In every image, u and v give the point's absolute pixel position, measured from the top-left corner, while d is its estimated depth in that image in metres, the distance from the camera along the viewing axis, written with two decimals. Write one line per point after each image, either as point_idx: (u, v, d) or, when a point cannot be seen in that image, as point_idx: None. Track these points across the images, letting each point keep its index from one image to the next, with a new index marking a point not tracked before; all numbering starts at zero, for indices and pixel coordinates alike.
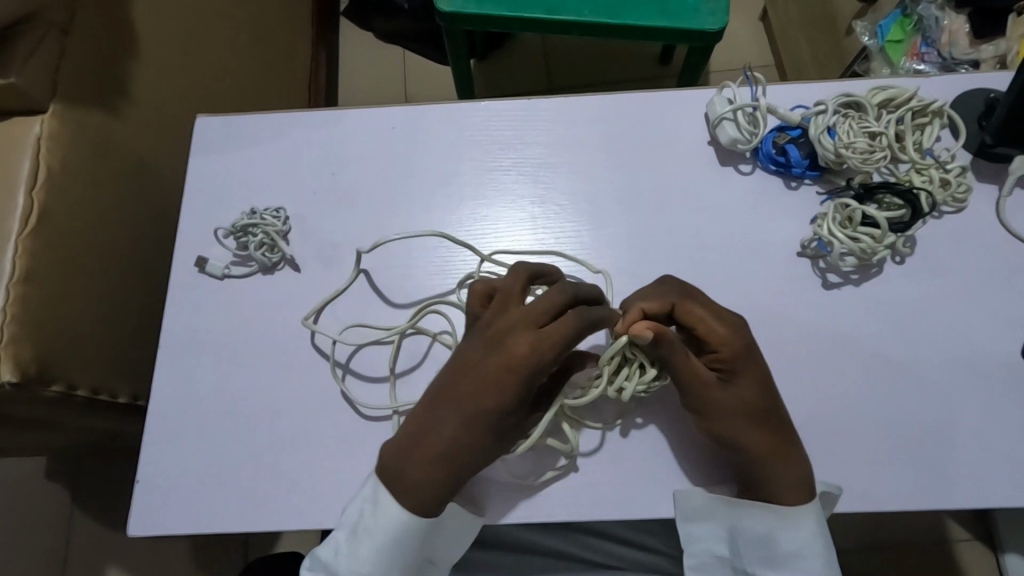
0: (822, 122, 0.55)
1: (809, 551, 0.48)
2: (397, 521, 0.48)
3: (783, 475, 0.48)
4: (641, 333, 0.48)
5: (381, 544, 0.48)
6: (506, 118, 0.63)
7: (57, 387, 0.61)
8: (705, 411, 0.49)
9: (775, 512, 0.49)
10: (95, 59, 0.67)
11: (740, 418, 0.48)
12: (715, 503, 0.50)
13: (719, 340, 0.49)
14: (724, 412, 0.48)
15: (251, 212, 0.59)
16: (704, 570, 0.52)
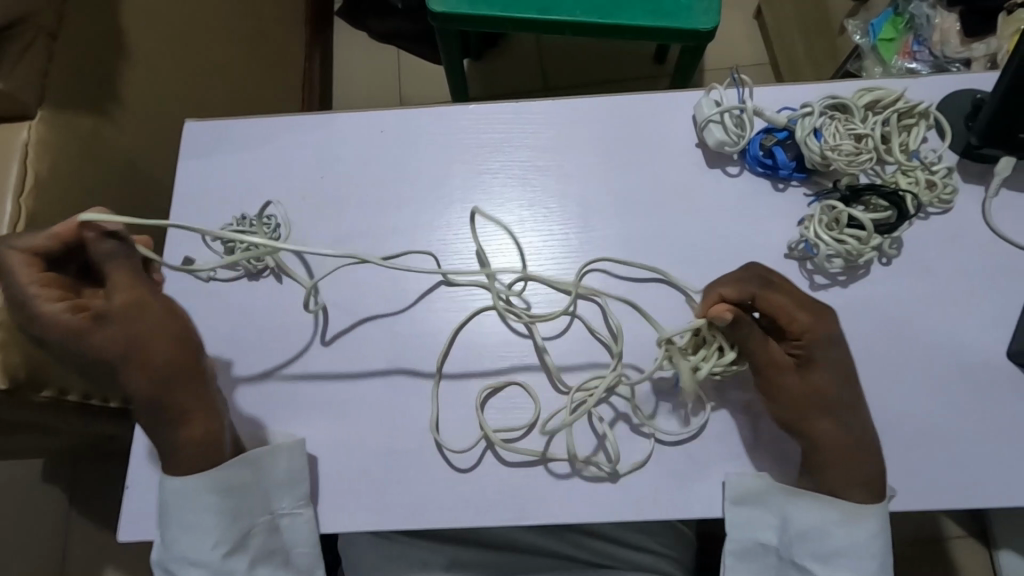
0: (808, 123, 0.56)
1: (855, 548, 0.49)
2: (174, 494, 0.51)
3: (852, 465, 0.49)
4: (721, 314, 0.49)
5: (181, 520, 0.51)
6: (493, 121, 0.63)
7: (49, 392, 0.61)
8: (785, 398, 0.50)
9: (836, 505, 0.50)
10: (83, 63, 0.67)
11: (816, 404, 0.49)
12: (772, 491, 0.51)
13: (800, 325, 0.49)
14: (804, 397, 0.49)
15: (242, 218, 0.59)
16: (746, 557, 0.52)
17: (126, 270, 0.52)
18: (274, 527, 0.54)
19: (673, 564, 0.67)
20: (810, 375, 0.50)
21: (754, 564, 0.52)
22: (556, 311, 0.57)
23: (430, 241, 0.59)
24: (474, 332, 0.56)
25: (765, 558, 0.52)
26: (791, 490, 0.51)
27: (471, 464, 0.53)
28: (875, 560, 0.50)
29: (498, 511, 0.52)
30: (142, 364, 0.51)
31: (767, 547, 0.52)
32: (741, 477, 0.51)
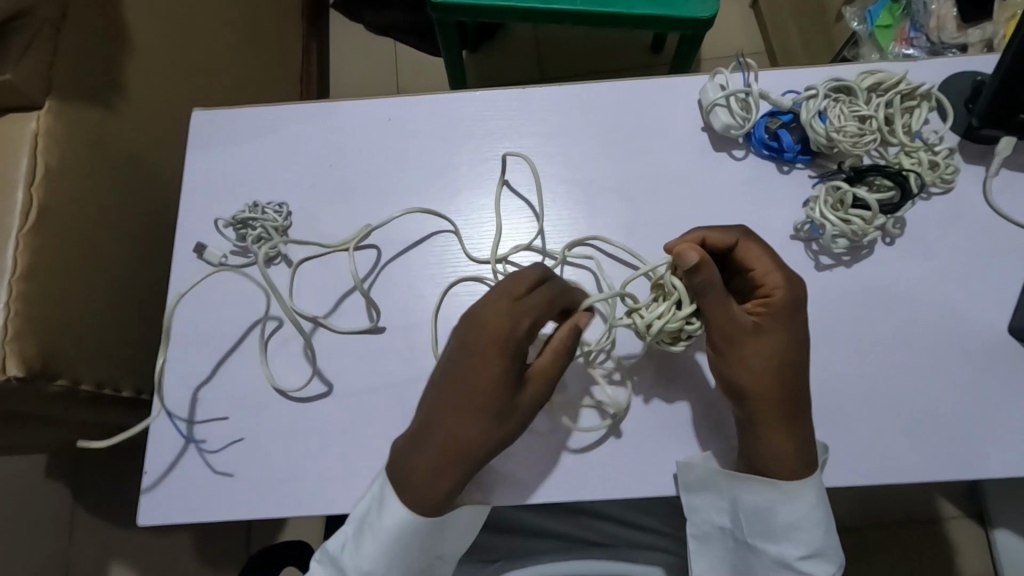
0: (812, 106, 0.56)
1: (806, 523, 0.49)
2: (397, 529, 0.48)
3: (782, 447, 0.48)
4: (683, 253, 0.47)
5: (382, 547, 0.48)
6: (501, 108, 0.63)
7: (62, 382, 0.61)
8: (734, 357, 0.49)
9: (772, 487, 0.49)
10: (87, 53, 0.66)
11: (760, 365, 0.48)
12: (716, 477, 0.51)
13: (767, 283, 0.50)
14: (749, 362, 0.49)
15: (253, 206, 0.60)
16: (704, 540, 0.53)
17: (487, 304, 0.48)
18: (428, 567, 0.52)
19: None
20: (762, 339, 0.49)
21: (713, 548, 0.53)
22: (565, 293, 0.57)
23: (440, 227, 0.60)
24: None
25: (722, 541, 0.53)
26: (730, 475, 0.50)
27: None
28: (827, 531, 0.50)
29: (515, 492, 0.52)
30: (459, 419, 0.47)
31: (724, 529, 0.53)
32: (689, 460, 0.51)
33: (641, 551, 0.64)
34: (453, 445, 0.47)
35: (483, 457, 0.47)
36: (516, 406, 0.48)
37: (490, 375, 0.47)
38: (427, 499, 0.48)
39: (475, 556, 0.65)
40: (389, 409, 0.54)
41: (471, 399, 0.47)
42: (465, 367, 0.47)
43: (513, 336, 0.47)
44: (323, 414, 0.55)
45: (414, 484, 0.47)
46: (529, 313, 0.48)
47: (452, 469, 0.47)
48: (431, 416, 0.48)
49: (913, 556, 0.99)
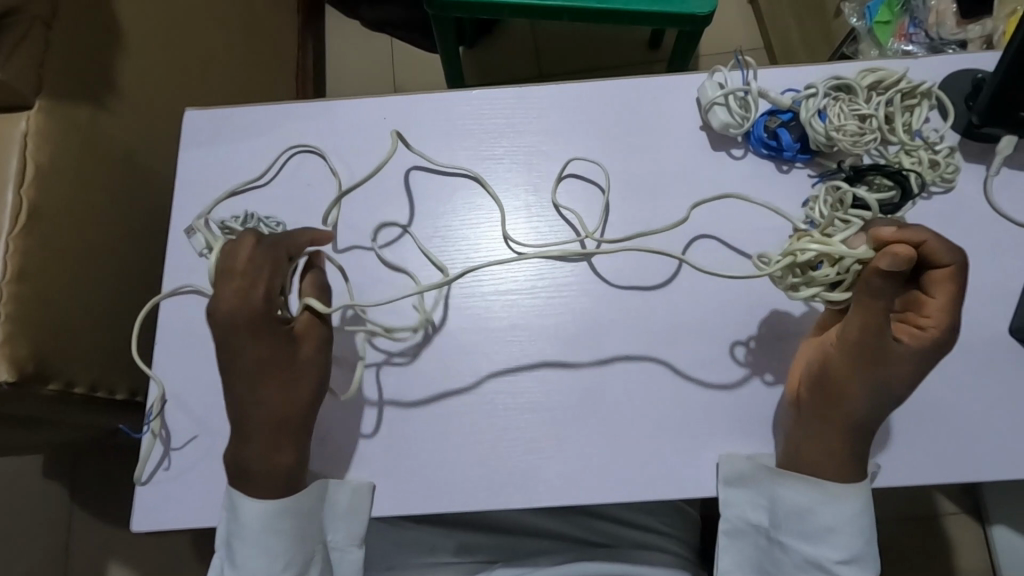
0: (812, 105, 0.56)
1: (846, 525, 0.49)
2: (252, 520, 0.49)
3: (834, 449, 0.49)
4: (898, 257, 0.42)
5: (253, 544, 0.50)
6: (497, 106, 0.62)
7: (55, 385, 0.60)
8: (860, 365, 0.46)
9: (821, 488, 0.49)
10: (78, 51, 0.65)
11: (868, 380, 0.46)
12: (761, 470, 0.51)
13: (932, 313, 0.45)
14: (881, 377, 0.46)
15: (247, 216, 0.58)
16: (736, 536, 0.53)
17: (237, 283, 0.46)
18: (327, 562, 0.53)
19: (678, 544, 0.68)
20: (892, 364, 0.46)
21: (744, 545, 0.53)
22: (563, 295, 0.57)
23: (437, 228, 0.59)
24: (482, 317, 0.56)
25: (755, 538, 0.52)
26: (774, 471, 0.51)
27: (483, 451, 0.53)
28: (868, 538, 0.50)
29: (513, 494, 0.52)
30: (254, 394, 0.48)
31: (756, 527, 0.52)
32: (733, 453, 0.52)
33: (638, 551, 0.64)
34: (268, 414, 0.48)
35: (292, 423, 0.49)
36: (302, 362, 0.49)
37: (262, 348, 0.47)
38: (272, 485, 0.50)
39: (472, 558, 0.65)
40: (386, 412, 0.54)
41: (247, 373, 0.48)
42: (228, 352, 0.47)
43: (255, 307, 0.46)
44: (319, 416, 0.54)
45: (250, 464, 0.49)
46: (262, 279, 0.46)
47: (281, 432, 0.49)
48: (230, 400, 0.49)
49: (910, 553, 0.99)
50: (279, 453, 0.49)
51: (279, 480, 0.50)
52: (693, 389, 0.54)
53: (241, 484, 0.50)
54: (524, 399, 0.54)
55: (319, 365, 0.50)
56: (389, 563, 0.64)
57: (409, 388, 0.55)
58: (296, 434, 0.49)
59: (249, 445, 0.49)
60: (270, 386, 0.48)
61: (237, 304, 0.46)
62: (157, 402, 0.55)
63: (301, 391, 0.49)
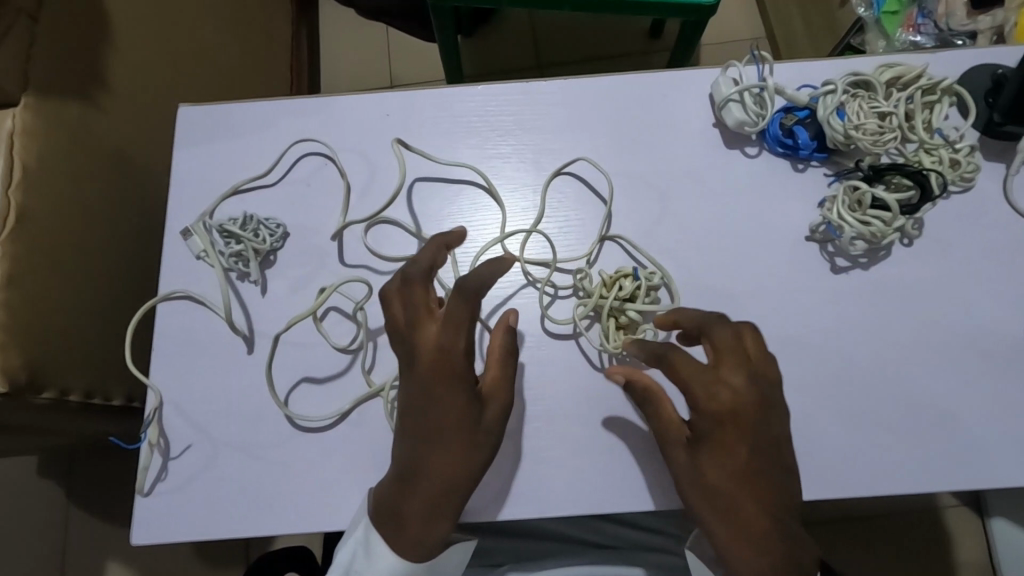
0: (831, 101, 0.54)
1: None
2: None
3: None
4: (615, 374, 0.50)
5: None
6: (503, 102, 0.60)
7: (49, 393, 0.59)
8: (685, 491, 0.45)
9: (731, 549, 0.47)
10: (65, 46, 0.63)
11: (698, 486, 0.45)
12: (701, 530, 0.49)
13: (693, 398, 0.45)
14: (707, 488, 0.44)
15: (245, 218, 0.56)
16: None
17: (404, 316, 0.46)
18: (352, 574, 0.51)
19: None
20: (687, 457, 0.45)
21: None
22: (573, 299, 0.55)
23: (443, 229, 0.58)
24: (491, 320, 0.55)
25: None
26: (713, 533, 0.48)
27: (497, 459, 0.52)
28: None
29: (523, 503, 0.51)
30: (431, 455, 0.45)
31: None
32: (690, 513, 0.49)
33: (647, 555, 0.63)
34: (449, 478, 0.45)
35: (459, 492, 0.46)
36: (483, 431, 0.46)
37: (451, 405, 0.45)
38: (424, 546, 0.47)
39: (478, 563, 0.64)
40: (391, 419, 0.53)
41: (427, 432, 0.45)
42: (424, 397, 0.46)
43: (454, 360, 0.45)
44: (326, 429, 0.53)
45: (405, 520, 0.46)
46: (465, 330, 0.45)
47: (454, 497, 0.45)
48: (403, 456, 0.46)
49: (912, 547, 0.99)
50: (415, 519, 0.46)
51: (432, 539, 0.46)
52: (630, 432, 0.52)
53: (385, 535, 0.47)
54: (533, 409, 0.53)
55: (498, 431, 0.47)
56: None
57: None
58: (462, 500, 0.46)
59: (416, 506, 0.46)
60: (435, 449, 0.45)
61: (443, 347, 0.45)
62: (155, 409, 0.53)
63: (472, 458, 0.46)
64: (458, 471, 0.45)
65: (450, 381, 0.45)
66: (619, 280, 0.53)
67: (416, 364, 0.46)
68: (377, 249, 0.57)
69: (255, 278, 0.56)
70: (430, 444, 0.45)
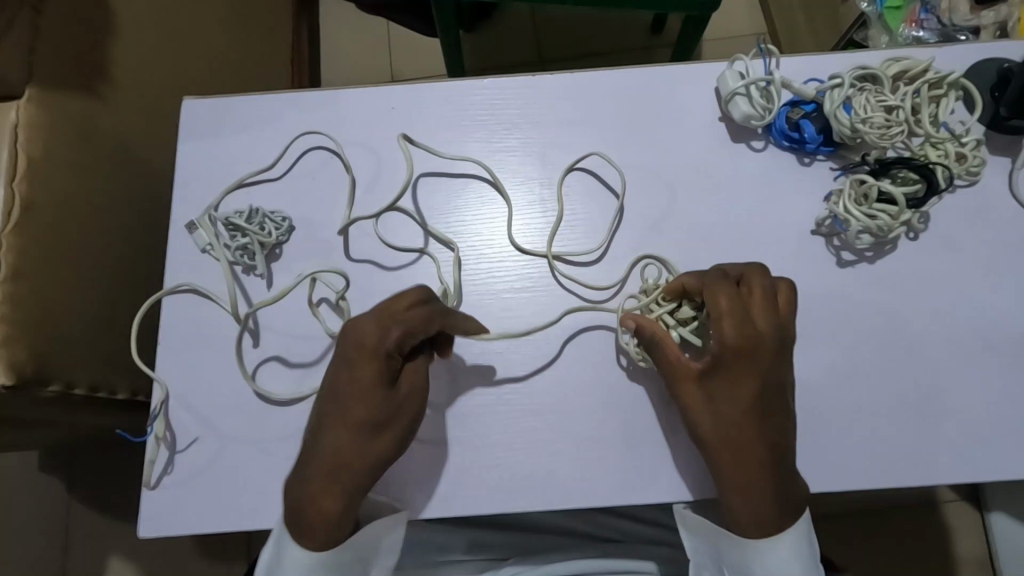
0: (837, 95, 0.54)
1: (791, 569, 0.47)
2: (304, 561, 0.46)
3: (749, 506, 0.46)
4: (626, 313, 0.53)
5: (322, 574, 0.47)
6: (509, 96, 0.60)
7: (54, 387, 0.59)
8: (687, 409, 0.47)
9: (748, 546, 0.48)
10: (69, 38, 0.63)
11: (738, 417, 0.46)
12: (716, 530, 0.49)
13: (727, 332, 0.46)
14: (713, 410, 0.47)
15: (250, 211, 0.56)
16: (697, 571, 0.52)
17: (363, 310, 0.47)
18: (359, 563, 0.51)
19: None
20: (712, 390, 0.47)
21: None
22: (580, 292, 0.55)
23: (449, 222, 0.57)
24: (497, 313, 0.55)
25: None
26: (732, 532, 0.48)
27: (505, 452, 0.52)
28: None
29: (530, 496, 0.51)
30: (327, 436, 0.46)
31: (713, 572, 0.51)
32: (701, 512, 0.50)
33: (651, 548, 0.64)
34: (334, 458, 0.45)
35: (349, 484, 0.45)
36: (389, 427, 0.46)
37: (367, 390, 0.45)
38: (320, 535, 0.46)
39: (484, 556, 0.64)
40: None
41: (341, 410, 0.46)
42: (340, 384, 0.46)
43: (381, 345, 0.45)
44: None
45: (298, 503, 0.46)
46: (396, 327, 0.46)
47: (341, 487, 0.45)
48: (312, 435, 0.47)
49: (912, 541, 0.99)
50: (309, 504, 0.45)
51: (319, 529, 0.46)
52: (637, 425, 0.52)
53: (292, 520, 0.46)
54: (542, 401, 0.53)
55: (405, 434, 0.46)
56: (402, 563, 0.63)
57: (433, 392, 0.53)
58: (353, 492, 0.45)
59: (309, 490, 0.45)
60: (339, 434, 0.45)
61: (364, 342, 0.46)
62: (162, 403, 0.53)
63: (370, 450, 0.45)
64: (350, 464, 0.45)
65: (366, 373, 0.46)
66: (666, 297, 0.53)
67: (344, 355, 0.46)
68: (383, 242, 0.57)
69: (261, 271, 0.56)
70: (330, 428, 0.46)
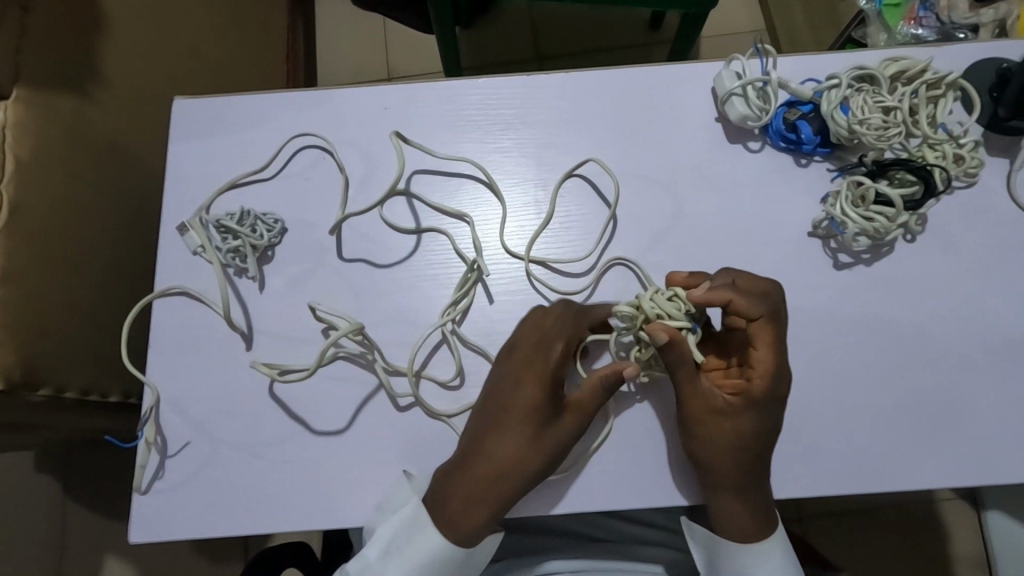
0: (835, 95, 0.53)
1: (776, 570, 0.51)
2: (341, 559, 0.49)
3: (732, 512, 0.50)
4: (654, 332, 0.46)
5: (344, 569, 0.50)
6: (504, 95, 0.60)
7: (44, 391, 0.58)
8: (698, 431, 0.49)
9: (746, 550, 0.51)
10: (58, 37, 0.62)
11: (745, 451, 0.49)
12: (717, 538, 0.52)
13: (759, 364, 0.48)
14: (731, 445, 0.48)
15: (241, 213, 0.55)
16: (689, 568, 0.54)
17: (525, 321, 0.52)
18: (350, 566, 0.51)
19: None
20: (732, 424, 0.49)
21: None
22: (574, 291, 0.55)
23: (442, 223, 0.57)
24: (491, 314, 0.55)
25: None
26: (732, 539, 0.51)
27: None
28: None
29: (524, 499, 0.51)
30: (502, 435, 0.50)
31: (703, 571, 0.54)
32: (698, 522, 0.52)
33: (646, 550, 0.63)
34: (521, 462, 0.49)
35: (515, 482, 0.49)
36: (555, 435, 0.49)
37: (539, 401, 0.50)
38: (467, 525, 0.50)
39: None
40: (392, 416, 0.53)
41: (507, 424, 0.50)
42: (509, 385, 0.50)
43: (547, 363, 0.50)
44: (326, 426, 0.52)
45: (452, 495, 0.49)
46: (563, 343, 0.50)
47: (503, 484, 0.49)
48: (477, 434, 0.50)
49: (908, 541, 0.99)
50: (457, 495, 0.49)
51: (471, 519, 0.50)
52: (633, 428, 0.52)
53: (440, 513, 0.50)
54: None
55: (569, 442, 0.50)
56: None
57: (432, 397, 0.53)
58: (506, 491, 0.49)
59: (469, 484, 0.49)
60: (502, 433, 0.50)
61: (533, 350, 0.50)
62: (152, 407, 0.52)
63: (530, 453, 0.49)
64: (512, 464, 0.49)
65: (539, 377, 0.50)
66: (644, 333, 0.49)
67: (512, 361, 0.51)
68: (376, 241, 0.56)
69: (253, 274, 0.55)
70: (499, 428, 0.50)
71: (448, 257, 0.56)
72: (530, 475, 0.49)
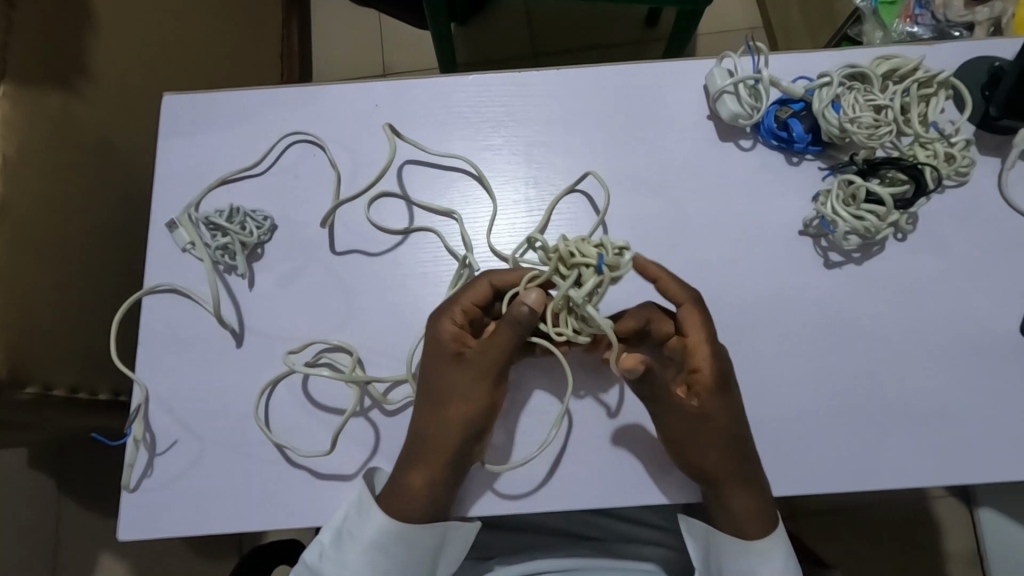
0: (826, 94, 0.53)
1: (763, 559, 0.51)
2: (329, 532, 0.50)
3: (740, 509, 0.49)
4: (631, 367, 0.45)
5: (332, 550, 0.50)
6: (495, 93, 0.59)
7: (33, 388, 0.58)
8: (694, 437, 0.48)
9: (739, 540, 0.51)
10: (46, 33, 0.61)
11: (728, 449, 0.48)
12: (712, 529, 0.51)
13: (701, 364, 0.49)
14: (718, 447, 0.48)
15: (231, 211, 0.55)
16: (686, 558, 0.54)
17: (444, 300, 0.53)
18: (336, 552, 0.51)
19: None
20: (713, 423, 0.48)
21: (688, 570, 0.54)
22: None
23: (432, 221, 0.57)
24: None
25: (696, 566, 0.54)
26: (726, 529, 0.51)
27: (504, 451, 0.52)
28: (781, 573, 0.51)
29: (515, 496, 0.51)
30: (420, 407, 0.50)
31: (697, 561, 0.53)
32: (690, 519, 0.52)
33: (637, 548, 0.63)
34: (444, 431, 0.48)
35: (437, 452, 0.48)
36: (465, 400, 0.49)
37: (449, 369, 0.49)
38: (415, 506, 0.49)
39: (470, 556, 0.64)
40: (381, 414, 0.52)
41: (423, 397, 0.50)
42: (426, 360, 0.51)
43: (444, 333, 0.49)
44: (315, 425, 0.52)
45: (395, 475, 0.50)
46: (456, 310, 0.50)
47: (428, 455, 0.49)
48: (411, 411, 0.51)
49: (900, 538, 1.00)
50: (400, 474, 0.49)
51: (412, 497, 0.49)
52: (623, 426, 0.52)
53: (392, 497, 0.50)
54: (527, 401, 0.52)
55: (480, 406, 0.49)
56: None
57: None
58: (435, 464, 0.48)
59: (401, 460, 0.50)
60: (423, 406, 0.50)
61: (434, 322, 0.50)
62: (141, 405, 0.52)
63: (445, 422, 0.48)
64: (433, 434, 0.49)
65: (444, 347, 0.49)
66: (579, 265, 0.47)
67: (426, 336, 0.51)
68: (366, 239, 0.56)
69: (243, 272, 0.55)
70: (419, 401, 0.50)
71: (439, 256, 0.56)
72: (451, 445, 0.48)
